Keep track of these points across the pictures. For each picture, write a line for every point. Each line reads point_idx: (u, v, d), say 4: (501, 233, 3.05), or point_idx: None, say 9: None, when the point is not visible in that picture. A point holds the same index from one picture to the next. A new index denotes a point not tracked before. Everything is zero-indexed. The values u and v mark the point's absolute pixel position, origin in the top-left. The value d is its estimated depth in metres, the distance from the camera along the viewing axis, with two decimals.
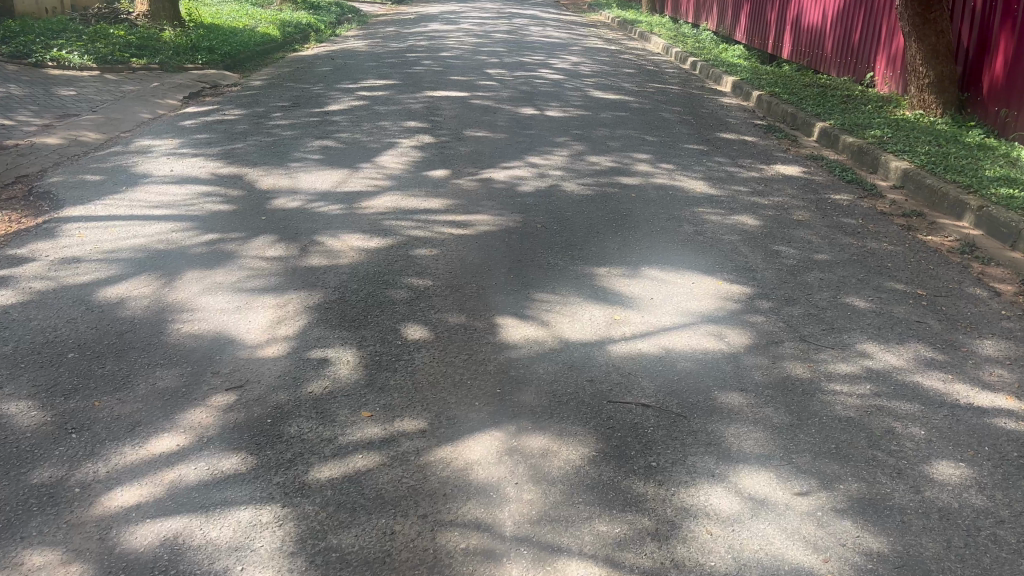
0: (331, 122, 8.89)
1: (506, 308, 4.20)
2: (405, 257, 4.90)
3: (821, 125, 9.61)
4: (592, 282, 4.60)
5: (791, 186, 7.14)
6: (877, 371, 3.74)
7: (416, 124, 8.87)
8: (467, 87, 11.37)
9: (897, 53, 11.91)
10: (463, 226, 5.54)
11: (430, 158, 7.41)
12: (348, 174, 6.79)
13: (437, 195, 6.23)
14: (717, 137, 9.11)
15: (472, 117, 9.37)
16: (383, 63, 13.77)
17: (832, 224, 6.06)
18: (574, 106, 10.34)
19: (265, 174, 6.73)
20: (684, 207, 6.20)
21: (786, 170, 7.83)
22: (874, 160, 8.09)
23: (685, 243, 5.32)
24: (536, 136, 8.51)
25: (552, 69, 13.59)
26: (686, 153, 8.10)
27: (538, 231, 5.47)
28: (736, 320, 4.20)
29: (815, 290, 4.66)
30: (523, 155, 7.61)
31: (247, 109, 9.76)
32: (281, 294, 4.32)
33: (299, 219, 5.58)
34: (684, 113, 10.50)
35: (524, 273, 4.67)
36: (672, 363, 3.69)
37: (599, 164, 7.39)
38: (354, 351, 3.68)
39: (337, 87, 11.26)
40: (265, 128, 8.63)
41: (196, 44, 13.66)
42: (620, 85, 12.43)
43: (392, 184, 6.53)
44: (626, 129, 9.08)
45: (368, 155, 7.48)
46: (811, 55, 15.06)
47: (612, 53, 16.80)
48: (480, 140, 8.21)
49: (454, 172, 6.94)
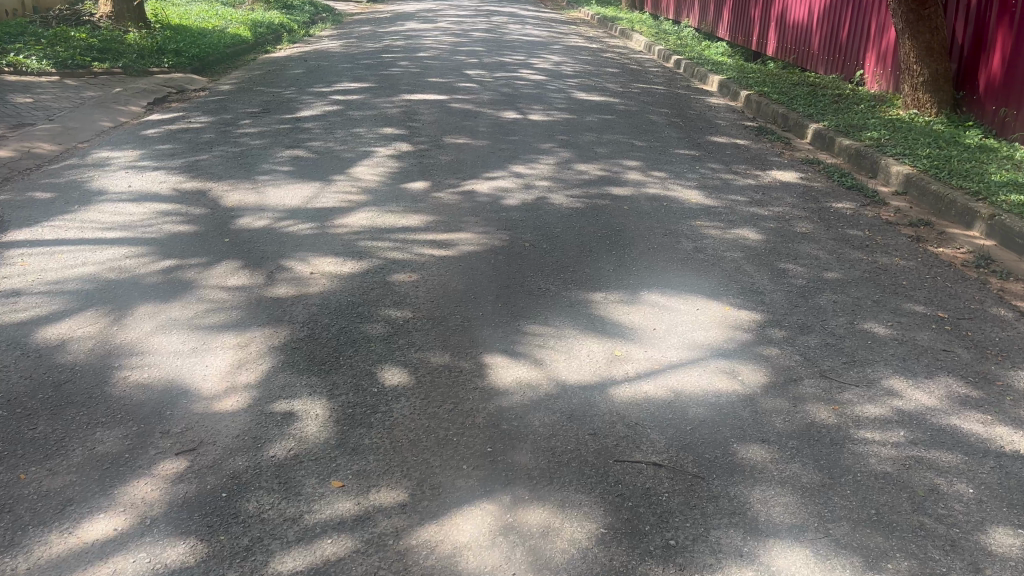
0: (302, 130, 8.44)
1: (495, 344, 3.78)
2: (383, 284, 4.47)
3: (815, 126, 9.26)
4: (587, 310, 4.19)
5: (790, 194, 6.77)
6: (909, 413, 3.36)
7: (393, 131, 8.43)
8: (446, 89, 10.94)
9: (888, 50, 11.59)
10: (445, 246, 5.12)
11: (408, 169, 6.98)
12: (320, 188, 6.35)
13: (416, 211, 5.81)
14: (708, 141, 8.74)
15: (452, 122, 8.95)
16: (358, 65, 13.30)
17: (838, 237, 5.69)
18: (558, 109, 9.94)
19: (230, 189, 6.29)
20: (681, 220, 5.81)
21: (783, 176, 7.46)
22: (873, 164, 7.74)
23: (685, 263, 4.93)
24: (519, 142, 8.10)
25: (533, 69, 13.17)
26: (677, 159, 7.72)
27: (526, 251, 5.06)
28: (748, 353, 3.81)
29: (830, 315, 4.28)
30: (506, 164, 7.19)
31: (214, 116, 9.29)
32: (244, 332, 3.87)
33: (265, 240, 5.14)
34: (671, 116, 10.13)
35: (514, 301, 4.26)
36: (682, 410, 3.29)
37: (588, 173, 6.99)
38: (324, 403, 3.25)
39: (310, 91, 10.80)
40: (233, 136, 8.16)
41: (162, 46, 13.13)
42: (604, 86, 12.03)
43: (367, 199, 6.10)
44: (614, 134, 8.69)
45: (342, 166, 7.04)
46: (797, 53, 14.73)
47: (594, 52, 16.41)
48: (461, 148, 7.79)
49: (434, 184, 6.51)
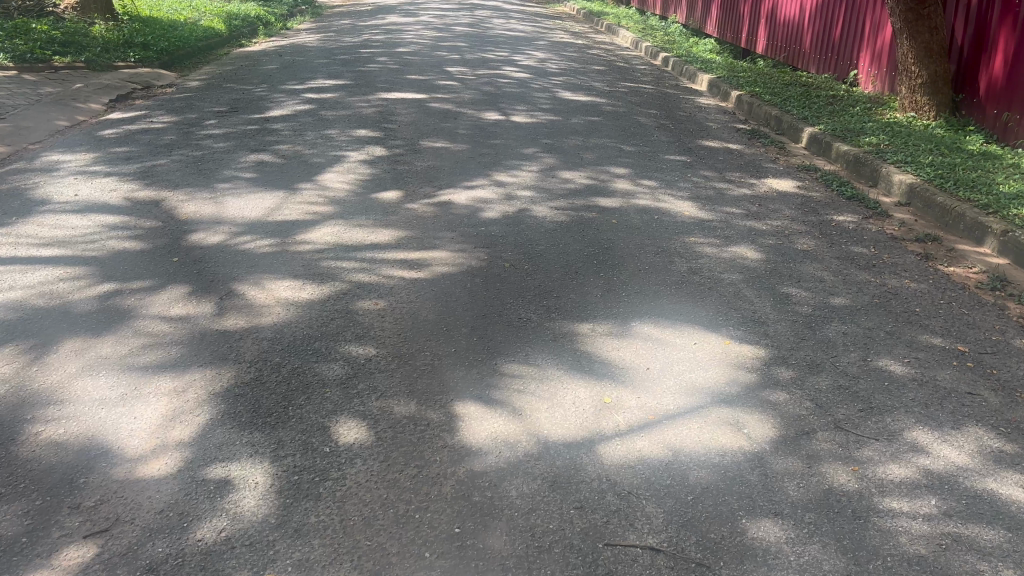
0: (271, 131, 7.95)
1: (468, 389, 3.33)
2: (345, 312, 4.01)
3: (811, 129, 8.87)
4: (572, 345, 3.75)
5: (788, 206, 6.36)
6: (938, 475, 2.93)
7: (368, 133, 7.95)
8: (425, 87, 10.46)
9: (883, 49, 11.20)
10: (417, 266, 4.67)
11: (380, 176, 6.51)
12: (285, 198, 5.87)
13: (387, 225, 5.35)
14: (699, 145, 8.33)
15: (430, 124, 8.49)
16: (335, 61, 12.79)
17: (841, 255, 5.28)
18: (542, 110, 9.49)
19: (186, 198, 5.79)
20: (673, 236, 5.39)
21: (779, 184, 7.06)
22: (874, 172, 7.35)
23: (678, 287, 4.51)
24: (501, 147, 7.65)
25: (517, 67, 12.70)
26: (668, 166, 7.29)
27: (505, 272, 4.61)
28: (752, 399, 3.38)
29: (841, 351, 3.86)
30: (486, 171, 6.74)
31: (178, 115, 8.77)
32: (182, 374, 3.40)
33: (219, 259, 4.67)
34: (660, 117, 9.71)
35: (492, 334, 3.81)
36: (682, 473, 2.85)
37: (573, 182, 6.55)
38: (266, 467, 2.79)
39: (282, 88, 10.29)
40: (196, 138, 7.65)
41: (129, 39, 12.56)
42: (590, 85, 11.58)
43: (333, 211, 5.63)
44: (601, 137, 8.26)
45: (309, 172, 6.56)
46: (787, 51, 14.35)
47: (580, 48, 15.96)
48: (439, 153, 7.33)
49: (408, 194, 6.05)
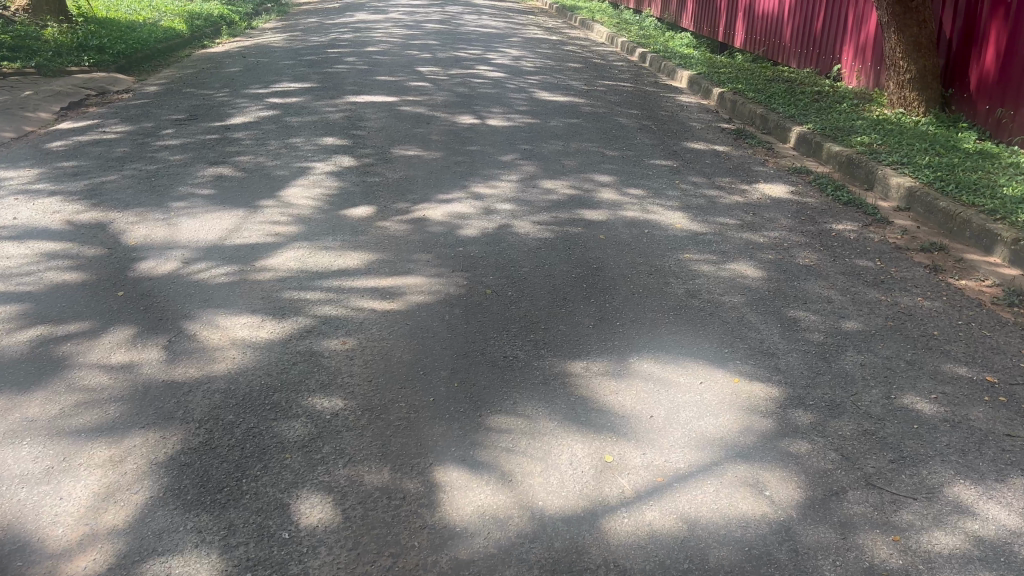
0: (232, 141, 7.47)
1: (449, 449, 2.91)
2: (309, 354, 3.57)
3: (799, 129, 8.52)
4: (565, 389, 3.35)
5: (784, 214, 6.00)
6: (991, 544, 2.57)
7: (335, 141, 7.49)
8: (396, 90, 10.02)
9: (868, 43, 10.90)
10: (390, 294, 4.24)
11: (349, 190, 6.07)
12: (245, 217, 5.41)
13: (357, 246, 4.91)
14: (684, 148, 7.96)
15: (401, 129, 8.06)
16: (301, 62, 12.28)
17: (846, 270, 4.93)
18: (519, 112, 9.08)
19: (136, 220, 5.31)
20: (666, 252, 5.00)
21: (771, 190, 6.70)
22: (869, 175, 7.02)
23: (677, 315, 4.12)
24: (477, 155, 7.23)
25: (491, 65, 12.27)
26: (654, 172, 6.91)
27: (486, 299, 4.20)
28: (771, 451, 3.00)
29: (861, 388, 3.49)
30: (463, 183, 6.32)
31: (133, 124, 8.26)
32: (119, 439, 2.95)
33: (169, 291, 4.21)
34: (642, 118, 9.33)
35: (474, 378, 3.40)
36: (700, 552, 2.46)
37: (555, 192, 6.15)
38: (214, 563, 2.37)
39: (244, 93, 9.80)
40: (150, 151, 7.16)
41: (83, 42, 11.98)
42: (567, 83, 11.19)
43: (298, 231, 5.18)
44: (581, 141, 7.87)
45: (273, 187, 6.10)
46: (766, 45, 14.05)
47: (554, 44, 15.56)
48: (412, 162, 6.90)
49: (379, 210, 5.61)
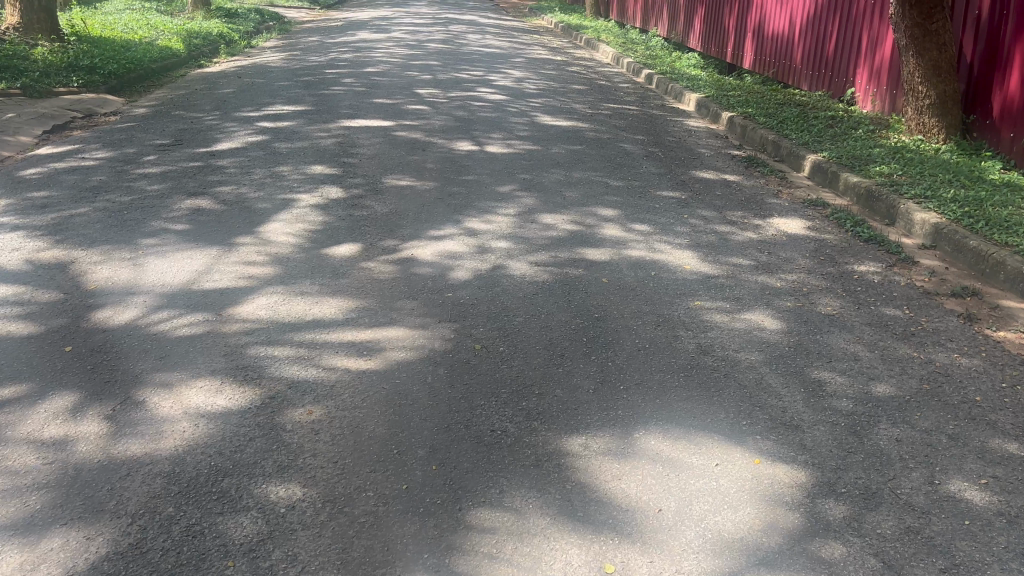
0: (216, 169, 7.08)
1: (421, 557, 2.47)
2: (269, 428, 3.14)
3: (814, 157, 8.10)
4: (560, 472, 2.90)
5: (801, 253, 5.57)
6: None
7: (325, 170, 7.09)
8: (393, 113, 9.64)
9: (883, 66, 10.50)
10: (369, 350, 3.81)
11: (334, 224, 5.66)
12: (217, 256, 5.00)
13: (337, 291, 4.49)
14: (693, 177, 7.55)
15: (396, 156, 7.67)
16: (297, 83, 11.93)
17: (873, 320, 4.49)
18: (519, 138, 8.69)
19: (100, 259, 4.91)
20: (674, 299, 4.58)
21: (787, 225, 6.27)
22: (890, 209, 6.59)
23: (688, 376, 3.68)
24: (474, 185, 6.82)
25: (492, 87, 11.90)
26: (662, 205, 6.49)
27: (475, 355, 3.77)
28: (800, 558, 2.56)
29: (900, 471, 3.04)
30: (456, 217, 5.91)
31: (115, 150, 7.88)
32: (34, 541, 2.52)
33: (123, 345, 3.80)
34: (648, 144, 8.93)
35: (456, 459, 2.95)
36: None
37: (555, 228, 5.74)
38: None
39: (235, 116, 9.43)
40: (128, 179, 6.77)
41: (73, 62, 11.65)
42: (571, 106, 10.81)
43: (273, 273, 4.76)
44: (585, 170, 7.47)
45: (253, 221, 5.69)
46: (776, 66, 13.68)
47: (559, 65, 15.22)
48: (403, 193, 6.49)
49: (364, 248, 5.20)
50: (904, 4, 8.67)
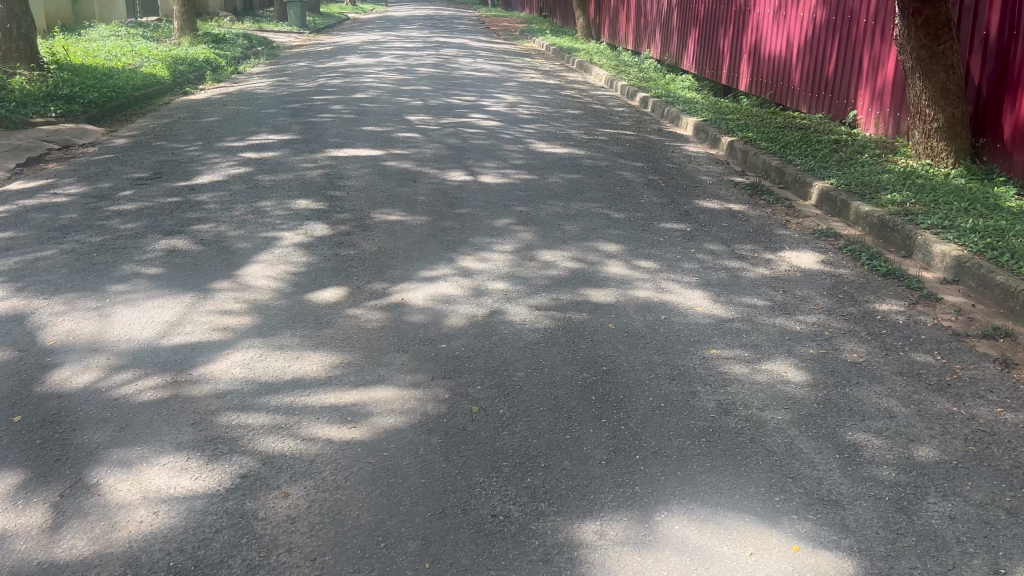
0: (195, 205, 6.71)
1: None
2: (238, 516, 2.76)
3: (821, 184, 7.78)
4: (573, 570, 2.52)
5: (818, 291, 5.23)
6: None
7: (310, 204, 6.73)
8: (383, 142, 9.31)
9: (886, 88, 10.22)
10: (355, 415, 3.42)
11: (318, 265, 5.28)
12: (191, 303, 4.62)
13: (320, 344, 4.11)
14: (697, 207, 7.22)
15: (385, 188, 7.32)
16: (284, 111, 11.60)
17: (905, 369, 4.13)
18: (514, 167, 8.35)
19: (63, 309, 4.52)
20: (688, 347, 4.21)
21: (799, 259, 5.94)
22: (907, 240, 6.26)
23: (711, 442, 3.30)
24: (468, 219, 6.46)
25: (485, 113, 11.58)
26: (666, 238, 6.15)
27: (472, 420, 3.38)
28: None
29: (960, 558, 2.67)
30: (450, 255, 5.54)
31: (89, 185, 7.51)
32: None
33: (80, 412, 3.40)
34: (648, 172, 8.60)
35: (452, 554, 2.57)
36: None
37: (556, 267, 5.38)
38: None
39: (218, 146, 9.08)
40: (101, 217, 6.39)
41: (52, 92, 11.30)
42: (566, 132, 10.50)
43: (250, 323, 4.38)
44: (584, 201, 7.12)
45: (231, 263, 5.31)
46: (774, 88, 13.42)
47: (551, 89, 14.95)
48: (393, 229, 6.13)
49: (351, 292, 4.83)
50: (910, 25, 8.40)
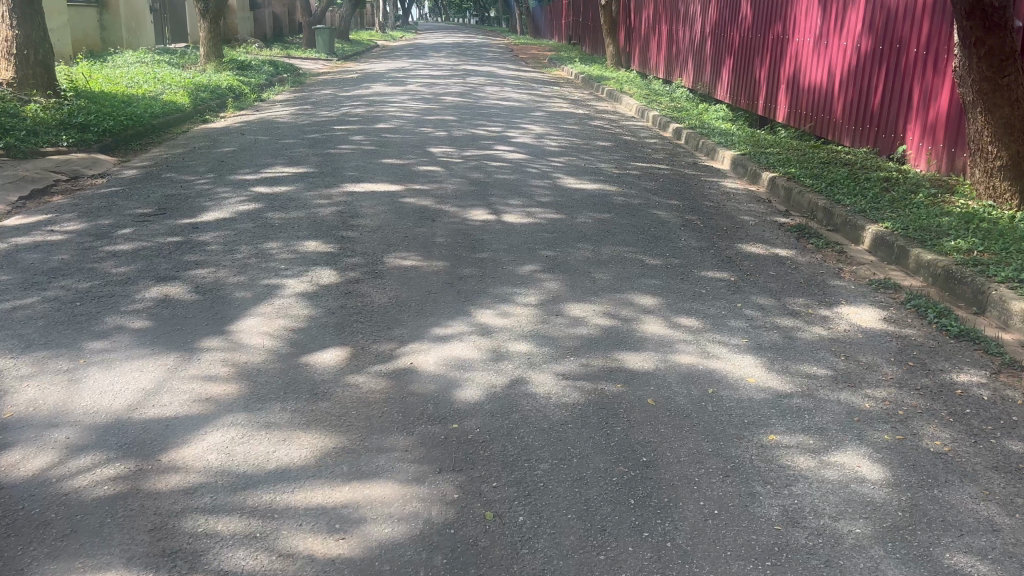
0: (196, 245, 6.22)
1: None
2: None
3: (875, 227, 7.15)
4: None
5: (884, 358, 4.60)
6: None
7: (320, 246, 6.22)
8: (403, 176, 8.83)
9: (939, 121, 9.58)
10: (345, 522, 2.84)
11: (321, 320, 4.74)
12: (174, 367, 4.08)
13: (313, 422, 3.55)
14: (740, 252, 6.62)
15: (402, 228, 6.80)
16: (302, 141, 11.19)
17: (1004, 464, 3.48)
18: (541, 204, 7.80)
19: (29, 371, 4.01)
20: (741, 432, 3.59)
21: (859, 317, 5.32)
22: (979, 294, 5.61)
23: (778, 569, 2.68)
24: (489, 265, 5.91)
25: (511, 145, 11.08)
26: (709, 290, 5.55)
27: (485, 531, 2.80)
28: None
29: None
30: (468, 309, 4.99)
31: (89, 221, 7.06)
32: None
33: (16, 513, 2.85)
34: (685, 211, 8.02)
35: None
36: None
37: (586, 324, 4.80)
38: None
39: (230, 179, 8.64)
40: (94, 258, 5.91)
41: (65, 120, 10.98)
42: (596, 166, 9.96)
43: (237, 394, 3.83)
44: (617, 245, 6.55)
45: (224, 317, 4.79)
46: (814, 120, 12.82)
47: (580, 119, 14.46)
48: (407, 276, 5.58)
49: (355, 354, 4.28)
50: (972, 55, 7.73)
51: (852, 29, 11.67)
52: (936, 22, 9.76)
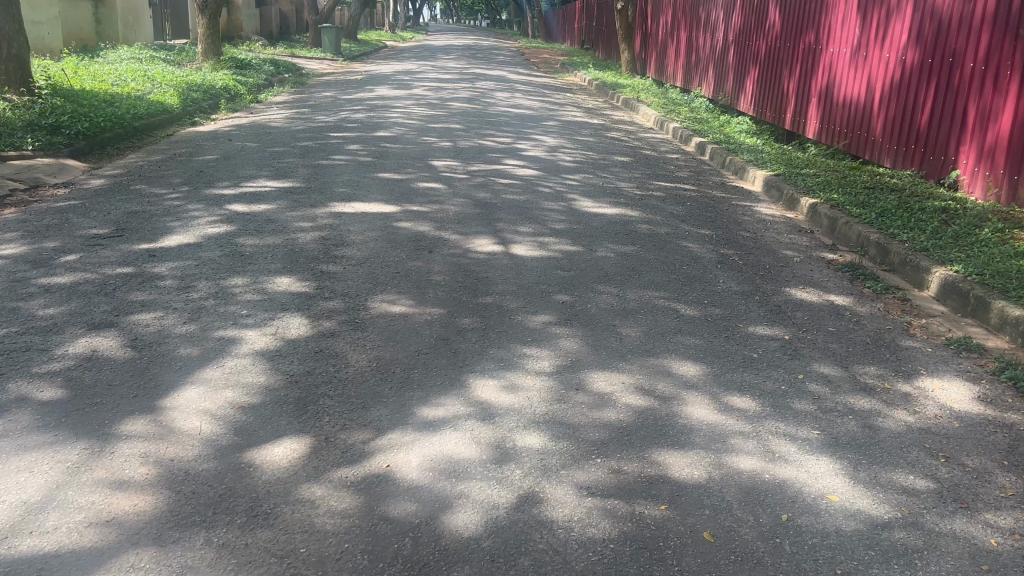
0: (147, 280, 5.25)
1: None
2: None
3: (942, 271, 6.14)
4: None
5: (998, 462, 3.58)
6: None
7: (293, 284, 5.23)
8: (400, 193, 7.86)
9: (999, 144, 8.56)
10: None
11: (282, 392, 3.76)
12: (77, 466, 3.10)
13: (243, 570, 2.56)
14: (789, 299, 5.62)
15: (393, 261, 5.81)
16: (293, 149, 10.23)
17: None
18: (554, 233, 6.82)
19: None
20: None
21: (948, 394, 4.31)
22: None
23: None
24: (493, 313, 4.92)
25: (521, 159, 10.12)
26: (761, 353, 4.56)
27: None
28: None
29: None
30: (466, 379, 3.99)
31: (32, 243, 6.11)
32: None
33: None
34: (718, 243, 7.01)
35: None
36: None
37: (614, 405, 3.80)
38: None
39: (205, 194, 7.69)
40: (22, 294, 4.95)
41: (35, 122, 10.06)
42: (614, 186, 8.98)
43: (151, 513, 2.84)
44: (644, 288, 5.56)
45: (160, 384, 3.81)
46: (849, 137, 11.80)
47: (596, 130, 13.49)
48: (393, 328, 4.59)
49: (318, 448, 3.29)
50: None
51: (896, 40, 10.66)
52: (995, 33, 8.76)
